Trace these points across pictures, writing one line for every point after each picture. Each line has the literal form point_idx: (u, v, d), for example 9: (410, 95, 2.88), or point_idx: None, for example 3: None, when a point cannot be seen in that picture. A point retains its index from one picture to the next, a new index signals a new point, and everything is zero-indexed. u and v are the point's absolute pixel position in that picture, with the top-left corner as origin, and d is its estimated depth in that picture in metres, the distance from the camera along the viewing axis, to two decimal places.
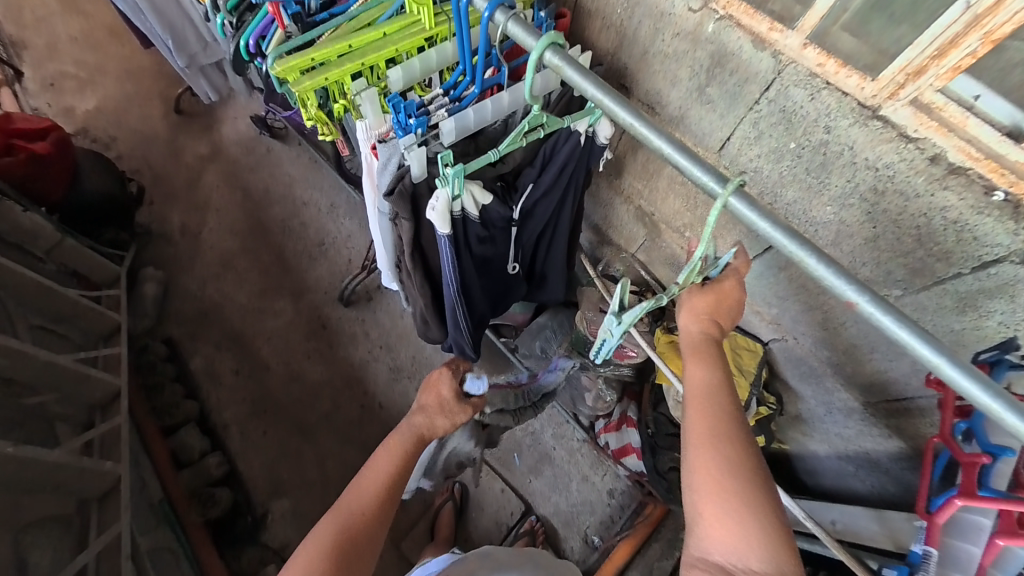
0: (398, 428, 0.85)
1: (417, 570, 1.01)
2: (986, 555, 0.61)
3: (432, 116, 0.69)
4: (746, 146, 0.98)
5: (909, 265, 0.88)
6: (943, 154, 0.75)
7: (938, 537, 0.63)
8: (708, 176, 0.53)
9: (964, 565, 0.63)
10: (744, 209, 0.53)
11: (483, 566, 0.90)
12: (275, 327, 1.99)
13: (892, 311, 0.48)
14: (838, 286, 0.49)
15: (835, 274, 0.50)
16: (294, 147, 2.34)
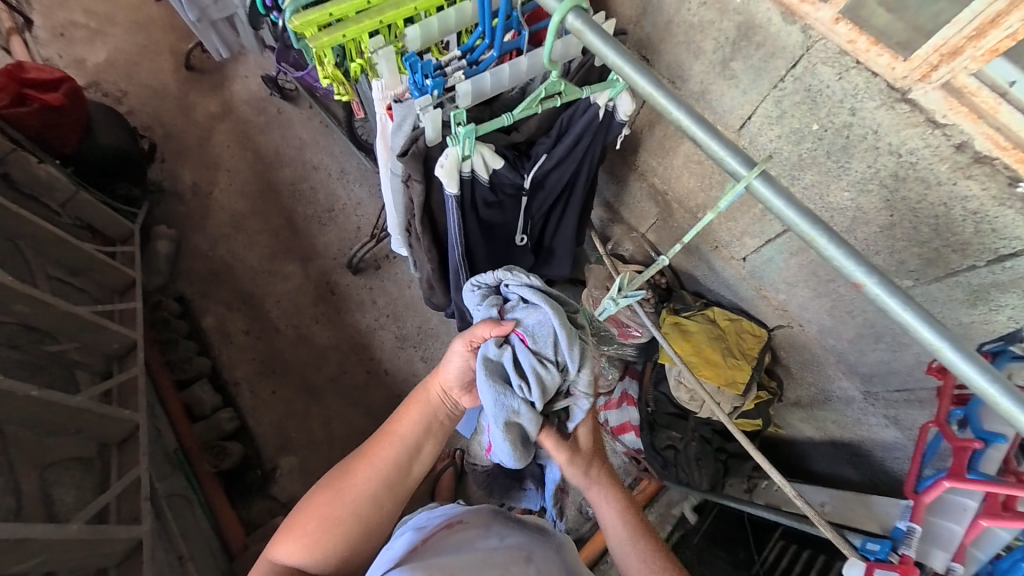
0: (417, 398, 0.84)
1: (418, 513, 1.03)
2: (968, 535, 0.63)
3: (450, 78, 0.68)
4: (767, 126, 0.95)
5: (924, 255, 0.87)
6: (971, 141, 0.73)
7: (923, 515, 0.64)
8: (726, 151, 0.52)
9: (946, 543, 0.65)
10: (762, 186, 0.52)
11: (499, 521, 0.93)
12: (284, 290, 2.02)
13: (901, 294, 0.47)
14: (848, 267, 0.48)
15: (847, 256, 0.49)
16: (305, 109, 2.31)
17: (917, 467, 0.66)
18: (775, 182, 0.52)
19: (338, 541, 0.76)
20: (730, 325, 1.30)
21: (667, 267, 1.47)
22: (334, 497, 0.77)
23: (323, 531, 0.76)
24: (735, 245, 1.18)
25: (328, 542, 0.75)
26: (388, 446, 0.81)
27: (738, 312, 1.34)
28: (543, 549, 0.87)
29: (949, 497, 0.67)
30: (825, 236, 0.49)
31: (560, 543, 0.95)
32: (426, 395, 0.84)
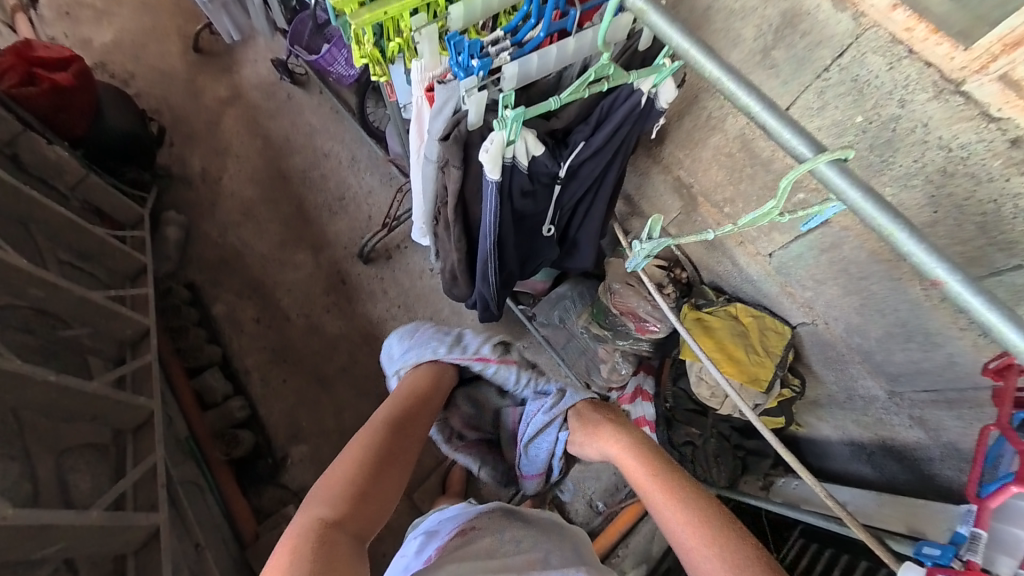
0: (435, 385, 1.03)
1: (436, 516, 1.07)
2: None
3: (495, 59, 0.64)
4: (806, 118, 0.92)
5: (965, 254, 0.84)
6: None
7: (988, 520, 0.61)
8: (799, 140, 0.50)
9: (1011, 549, 0.61)
10: (834, 175, 0.49)
11: (511, 522, 0.93)
12: (295, 279, 1.99)
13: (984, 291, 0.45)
14: (926, 261, 0.47)
15: (925, 250, 0.47)
16: (315, 95, 2.27)
17: (978, 470, 0.64)
18: (847, 169, 0.50)
19: (362, 506, 0.78)
20: (752, 323, 1.29)
21: (688, 261, 1.46)
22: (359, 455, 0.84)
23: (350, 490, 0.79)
24: (761, 241, 1.15)
25: (352, 508, 0.77)
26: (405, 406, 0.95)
27: (760, 309, 1.33)
28: (559, 547, 0.88)
29: (1011, 501, 0.63)
30: (903, 231, 0.47)
31: (577, 538, 0.96)
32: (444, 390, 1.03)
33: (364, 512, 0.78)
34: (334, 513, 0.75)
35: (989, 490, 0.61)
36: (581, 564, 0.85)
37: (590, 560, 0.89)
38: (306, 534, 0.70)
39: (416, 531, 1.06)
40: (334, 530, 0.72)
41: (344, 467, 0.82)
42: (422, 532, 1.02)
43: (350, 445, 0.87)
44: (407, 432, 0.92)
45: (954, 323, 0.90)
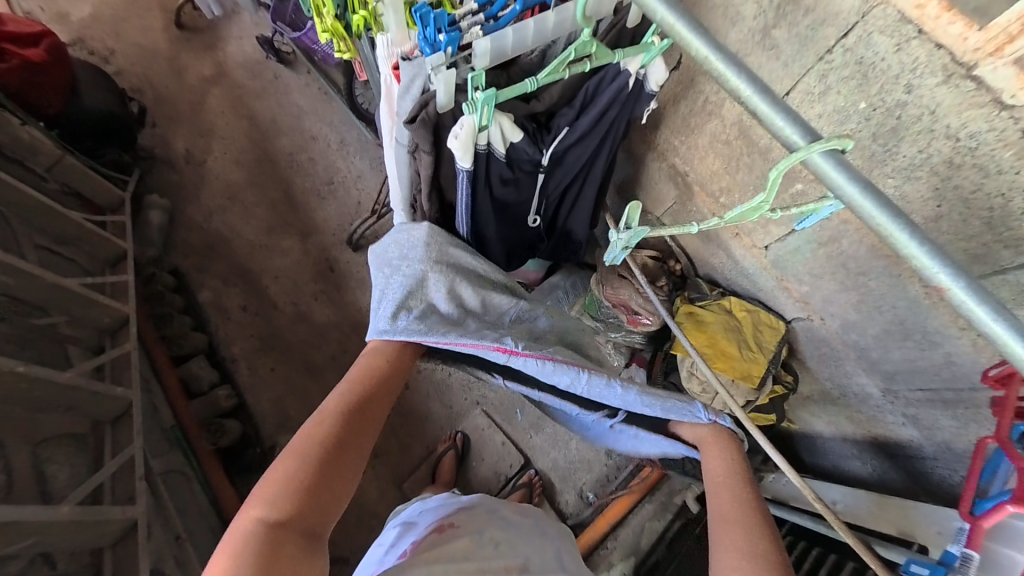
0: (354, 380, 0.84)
1: (416, 505, 1.06)
2: None
3: (465, 34, 0.59)
4: (808, 104, 0.87)
5: (970, 252, 0.80)
6: None
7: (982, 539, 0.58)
8: (793, 128, 0.45)
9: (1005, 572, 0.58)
10: (831, 168, 0.45)
11: (491, 522, 0.91)
12: (282, 265, 1.95)
13: (990, 299, 0.41)
14: (928, 265, 0.42)
15: (927, 253, 0.42)
16: (303, 75, 2.19)
17: (973, 486, 0.61)
18: (846, 162, 0.45)
19: (317, 499, 0.72)
20: (746, 317, 1.26)
21: (682, 253, 1.42)
22: (313, 448, 0.75)
23: (303, 486, 0.71)
24: (758, 233, 1.11)
25: (304, 503, 0.70)
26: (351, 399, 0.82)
27: (755, 302, 1.29)
28: (537, 552, 0.87)
29: (1010, 522, 0.60)
30: (906, 232, 0.43)
31: (557, 542, 0.95)
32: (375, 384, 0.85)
33: (320, 503, 0.72)
34: (279, 512, 0.68)
35: (983, 509, 0.59)
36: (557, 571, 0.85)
37: (570, 567, 0.89)
38: (247, 537, 0.65)
39: (393, 519, 1.06)
40: (284, 532, 0.67)
41: (290, 464, 0.73)
42: (400, 521, 1.01)
43: (302, 434, 0.77)
44: (365, 417, 0.82)
45: (953, 323, 0.86)
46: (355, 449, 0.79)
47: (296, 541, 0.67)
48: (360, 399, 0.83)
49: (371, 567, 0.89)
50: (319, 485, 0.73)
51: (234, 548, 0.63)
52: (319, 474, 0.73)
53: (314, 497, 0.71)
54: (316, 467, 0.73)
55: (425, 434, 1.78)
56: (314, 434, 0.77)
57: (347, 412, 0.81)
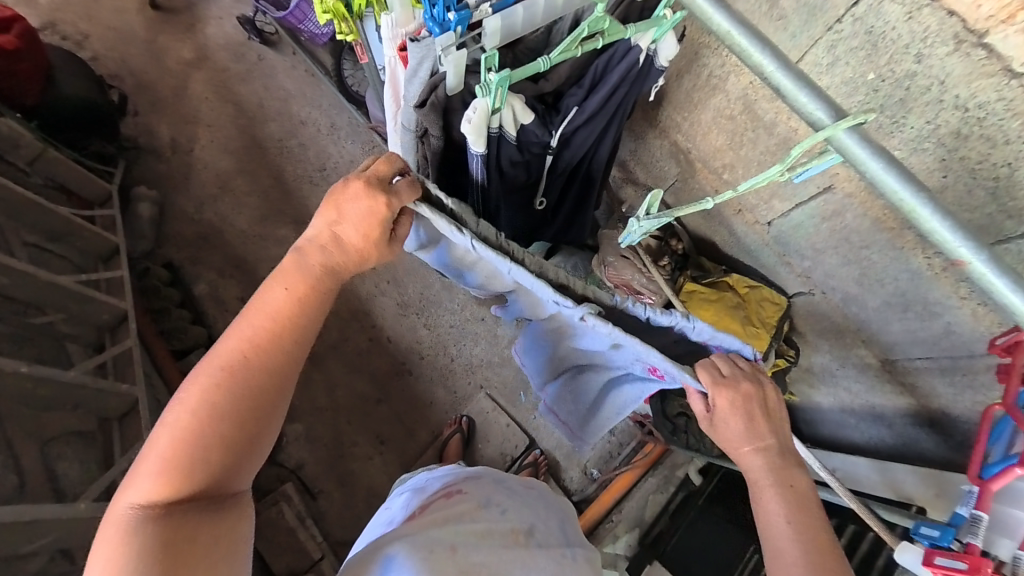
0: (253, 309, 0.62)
1: (426, 473, 1.08)
2: None
3: (475, 12, 0.58)
4: (815, 76, 0.86)
5: (973, 222, 0.80)
6: None
7: (989, 502, 0.61)
8: (817, 105, 0.45)
9: (1010, 530, 0.61)
10: (854, 144, 0.44)
11: (498, 490, 0.92)
12: (278, 255, 1.92)
13: (1010, 273, 0.42)
14: (950, 241, 0.42)
15: (948, 228, 0.42)
16: (288, 56, 2.11)
17: (981, 451, 0.64)
18: (869, 138, 0.44)
19: (207, 466, 0.57)
20: (748, 293, 1.27)
21: (684, 233, 1.40)
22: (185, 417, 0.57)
23: (182, 464, 0.55)
24: (761, 209, 1.11)
25: (190, 473, 0.56)
26: (247, 337, 0.61)
27: (757, 280, 1.30)
28: (542, 520, 0.89)
29: (1014, 483, 0.63)
30: (928, 209, 0.43)
31: (561, 511, 0.97)
32: (275, 314, 0.62)
33: (220, 474, 0.58)
34: (163, 492, 0.55)
35: (990, 472, 0.62)
36: (562, 545, 0.86)
37: (573, 538, 0.91)
38: (130, 533, 0.53)
39: (403, 485, 1.08)
40: (175, 517, 0.54)
41: (172, 431, 0.56)
42: (408, 487, 1.03)
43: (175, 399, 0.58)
44: (263, 358, 0.61)
45: (954, 292, 0.88)
46: (262, 402, 0.60)
47: (192, 524, 0.55)
48: (252, 340, 0.61)
49: (378, 529, 0.92)
50: (209, 458, 0.57)
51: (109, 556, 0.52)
52: (200, 445, 0.56)
53: (205, 470, 0.57)
54: (195, 438, 0.56)
55: (431, 418, 1.80)
56: (188, 398, 0.58)
57: (235, 362, 0.59)
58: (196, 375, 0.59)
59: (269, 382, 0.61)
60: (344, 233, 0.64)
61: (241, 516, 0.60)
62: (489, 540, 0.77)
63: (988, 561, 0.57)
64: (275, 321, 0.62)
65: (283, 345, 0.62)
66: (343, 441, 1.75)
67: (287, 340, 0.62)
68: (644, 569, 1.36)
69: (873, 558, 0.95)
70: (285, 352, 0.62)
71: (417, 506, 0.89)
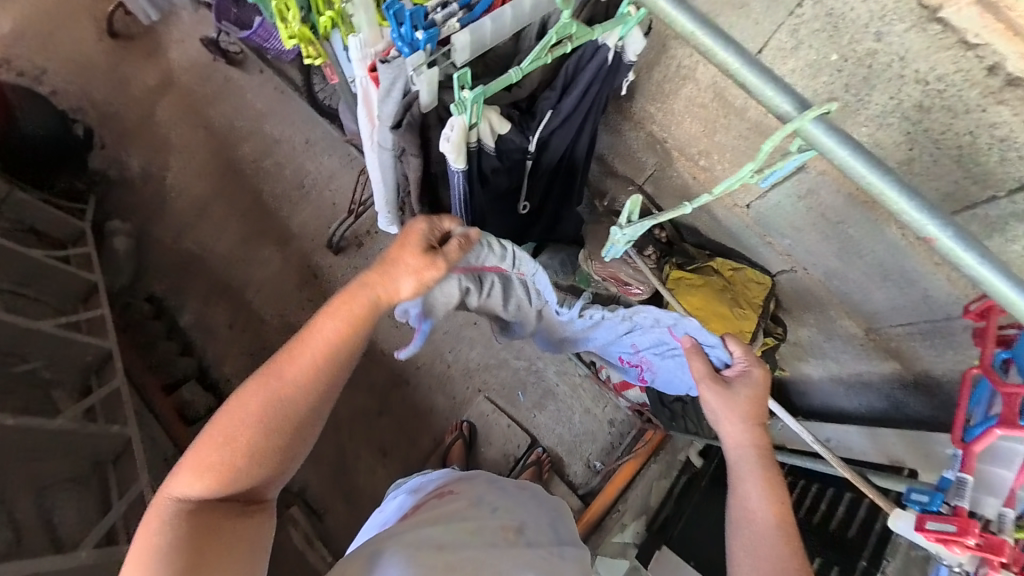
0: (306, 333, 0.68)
1: (420, 477, 1.08)
2: (1018, 479, 0.61)
3: (443, 27, 0.58)
4: (780, 60, 0.87)
5: (941, 190, 0.82)
6: (1003, 62, 0.69)
7: (973, 465, 0.62)
8: (781, 96, 0.45)
9: (996, 489, 0.63)
10: (820, 133, 0.45)
11: (491, 491, 0.92)
12: (263, 277, 1.89)
13: (980, 249, 0.44)
14: (920, 221, 0.44)
15: (916, 209, 0.44)
16: (256, 75, 2.07)
17: (962, 415, 0.65)
18: (834, 126, 0.46)
19: (244, 475, 0.65)
20: (734, 275, 1.28)
21: (668, 221, 1.41)
22: (231, 423, 0.65)
23: (223, 470, 0.64)
24: (739, 192, 1.13)
25: (230, 479, 0.64)
26: (298, 360, 0.67)
27: (741, 261, 1.32)
28: (534, 517, 0.89)
29: (997, 443, 0.64)
30: (896, 190, 0.44)
31: (555, 509, 0.97)
32: (323, 341, 0.68)
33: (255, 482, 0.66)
34: (204, 490, 0.63)
35: (973, 435, 0.63)
36: (554, 542, 0.86)
37: (566, 536, 0.90)
38: (167, 521, 0.61)
39: (399, 488, 1.08)
40: (208, 515, 0.63)
41: (221, 436, 0.65)
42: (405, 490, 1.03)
43: (224, 404, 0.67)
44: (308, 384, 0.68)
45: (928, 259, 0.90)
46: (298, 424, 0.67)
47: (221, 524, 0.63)
48: (300, 365, 0.67)
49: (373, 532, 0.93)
50: (245, 469, 0.65)
51: (147, 535, 0.60)
52: (241, 456, 0.65)
53: (242, 478, 0.65)
54: (240, 448, 0.64)
55: (431, 427, 1.79)
56: (235, 409, 0.66)
57: (281, 382, 0.67)
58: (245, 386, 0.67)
59: (309, 408, 0.68)
60: (390, 260, 0.69)
61: (263, 522, 0.67)
62: (478, 538, 0.78)
63: (976, 522, 0.58)
64: (321, 350, 0.68)
65: (326, 374, 0.68)
66: (345, 459, 1.74)
67: (328, 372, 0.68)
68: (653, 555, 1.37)
69: (873, 523, 0.98)
70: (325, 384, 0.68)
71: (410, 509, 0.89)
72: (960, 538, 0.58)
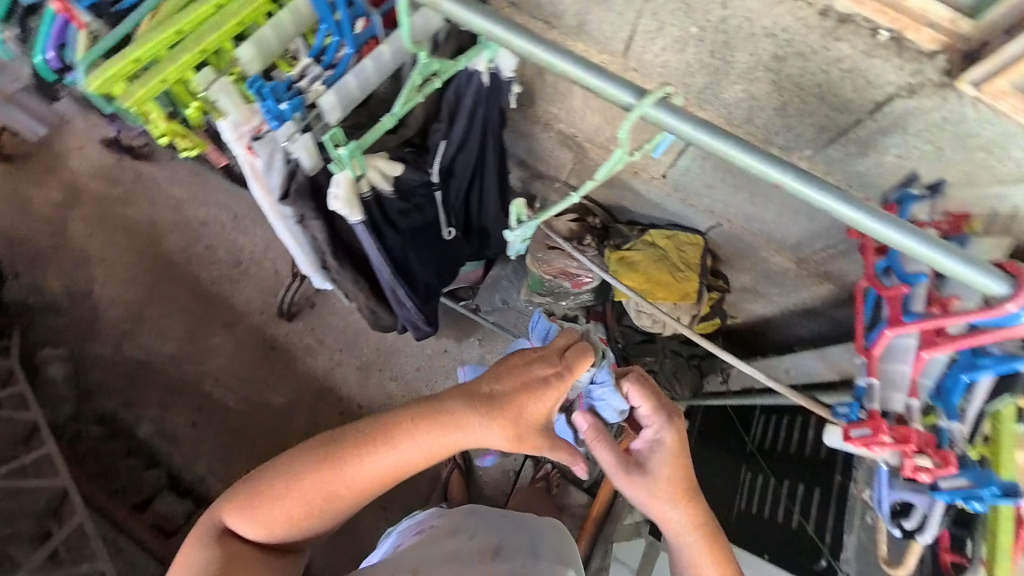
0: (387, 437, 0.70)
1: (404, 522, 1.04)
2: (914, 370, 0.66)
3: (308, 93, 0.68)
4: (650, 41, 0.95)
5: (818, 123, 0.92)
6: (831, 4, 0.75)
7: (875, 367, 0.68)
8: (619, 90, 0.54)
9: (898, 384, 0.67)
10: (662, 114, 0.54)
11: (469, 521, 0.90)
12: (218, 364, 1.82)
13: (793, 171, 0.54)
14: (746, 160, 0.54)
15: (744, 151, 0.54)
16: (167, 163, 2.01)
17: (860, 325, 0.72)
18: (671, 107, 0.54)
19: (289, 531, 0.73)
20: (668, 242, 1.33)
21: (597, 207, 1.48)
22: (295, 493, 0.71)
23: (271, 525, 0.72)
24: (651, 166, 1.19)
25: (278, 530, 0.72)
26: (376, 462, 0.70)
27: (671, 227, 1.38)
28: (512, 537, 0.86)
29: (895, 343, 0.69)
30: (727, 143, 0.55)
31: (540, 529, 0.93)
32: (398, 454, 0.70)
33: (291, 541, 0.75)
34: (252, 533, 0.72)
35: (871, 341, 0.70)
36: (531, 557, 0.81)
37: (547, 549, 0.85)
38: (210, 544, 0.72)
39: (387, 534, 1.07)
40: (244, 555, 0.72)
41: (277, 497, 0.71)
42: (390, 536, 1.01)
43: (286, 458, 0.72)
44: (375, 485, 0.72)
45: None
46: (350, 510, 0.74)
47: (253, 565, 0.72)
48: (376, 466, 0.71)
49: None
50: (291, 531, 0.73)
51: (196, 547, 0.72)
52: (292, 521, 0.72)
53: (285, 535, 0.73)
54: (292, 517, 0.71)
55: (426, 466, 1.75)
56: (299, 483, 0.71)
57: (350, 475, 0.70)
58: (311, 462, 0.71)
59: (364, 502, 0.74)
60: (498, 392, 0.70)
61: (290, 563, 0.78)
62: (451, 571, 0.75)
63: (884, 420, 0.63)
64: (399, 463, 0.71)
65: (394, 481, 0.73)
66: (346, 524, 1.67)
67: (394, 478, 0.73)
68: None
69: None
70: (389, 485, 0.74)
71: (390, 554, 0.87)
72: (874, 438, 0.63)
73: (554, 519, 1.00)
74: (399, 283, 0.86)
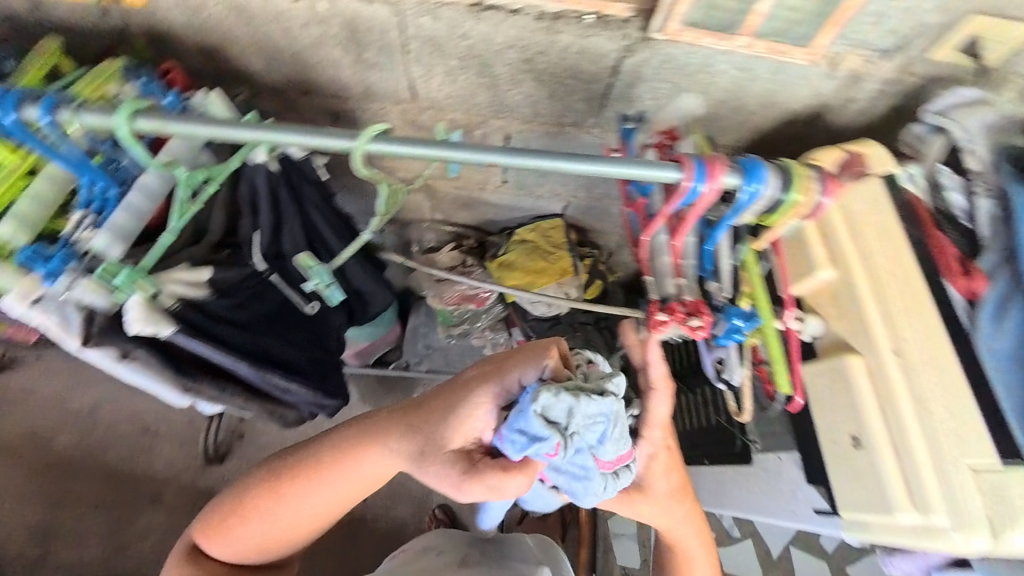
0: (336, 460, 0.75)
1: None
2: (670, 258, 0.79)
3: (83, 241, 0.84)
4: (427, 82, 1.08)
5: (584, 98, 1.09)
6: (542, 9, 0.92)
7: (647, 267, 0.83)
8: (329, 139, 0.72)
9: (667, 274, 0.80)
10: (379, 143, 0.71)
11: (439, 543, 1.02)
12: (158, 544, 1.64)
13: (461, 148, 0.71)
14: (420, 151, 0.72)
15: (421, 146, 0.72)
16: (25, 362, 1.82)
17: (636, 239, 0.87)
18: (388, 136, 0.72)
19: (266, 546, 0.80)
20: (532, 234, 1.46)
21: (468, 229, 1.60)
22: (272, 519, 0.77)
23: (250, 542, 0.79)
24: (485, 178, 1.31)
25: (257, 546, 0.80)
26: (331, 480, 0.75)
27: (533, 221, 1.52)
28: (479, 549, 1.00)
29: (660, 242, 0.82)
30: (399, 148, 0.72)
31: (514, 540, 1.07)
32: (348, 473, 0.75)
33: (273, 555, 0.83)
34: (235, 549, 0.80)
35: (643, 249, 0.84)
36: (504, 562, 0.94)
37: (519, 554, 0.99)
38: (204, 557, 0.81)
39: None
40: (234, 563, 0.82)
41: (248, 518, 0.78)
42: None
43: (253, 479, 0.79)
44: (335, 502, 0.77)
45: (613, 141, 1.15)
46: (320, 524, 0.80)
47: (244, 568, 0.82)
48: (332, 486, 0.75)
49: None
50: (271, 545, 0.80)
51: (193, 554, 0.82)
52: (267, 538, 0.79)
53: (266, 549, 0.81)
54: (266, 535, 0.78)
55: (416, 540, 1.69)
56: (265, 505, 0.77)
57: (311, 492, 0.76)
58: (274, 485, 0.77)
59: (331, 516, 0.79)
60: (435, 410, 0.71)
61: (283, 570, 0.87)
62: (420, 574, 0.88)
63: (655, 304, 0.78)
64: (350, 482, 0.75)
65: (354, 496, 0.78)
66: None
67: (352, 495, 0.78)
68: None
69: None
70: (349, 501, 0.78)
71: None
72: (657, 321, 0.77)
73: (541, 537, 1.16)
74: (264, 369, 0.94)
